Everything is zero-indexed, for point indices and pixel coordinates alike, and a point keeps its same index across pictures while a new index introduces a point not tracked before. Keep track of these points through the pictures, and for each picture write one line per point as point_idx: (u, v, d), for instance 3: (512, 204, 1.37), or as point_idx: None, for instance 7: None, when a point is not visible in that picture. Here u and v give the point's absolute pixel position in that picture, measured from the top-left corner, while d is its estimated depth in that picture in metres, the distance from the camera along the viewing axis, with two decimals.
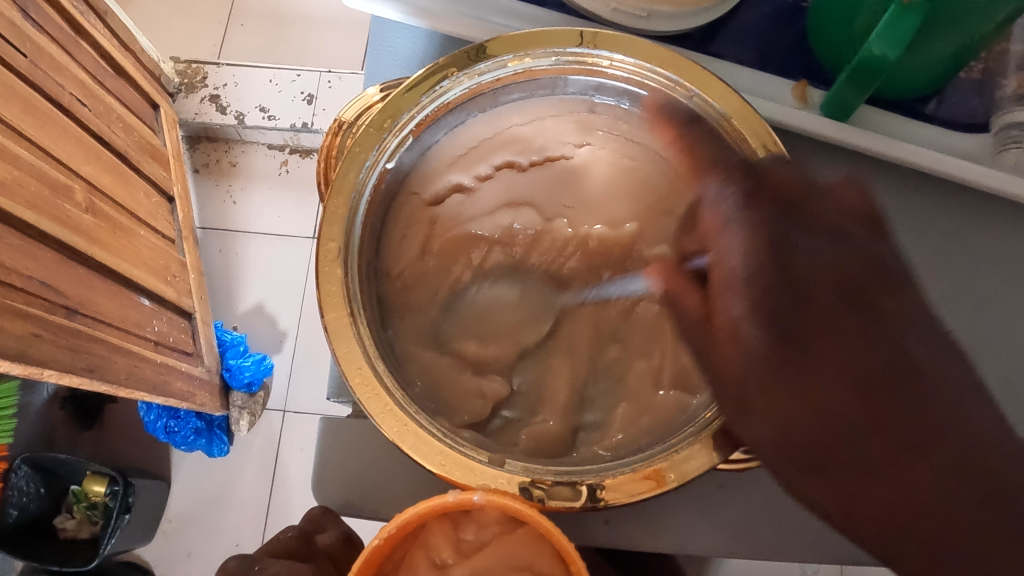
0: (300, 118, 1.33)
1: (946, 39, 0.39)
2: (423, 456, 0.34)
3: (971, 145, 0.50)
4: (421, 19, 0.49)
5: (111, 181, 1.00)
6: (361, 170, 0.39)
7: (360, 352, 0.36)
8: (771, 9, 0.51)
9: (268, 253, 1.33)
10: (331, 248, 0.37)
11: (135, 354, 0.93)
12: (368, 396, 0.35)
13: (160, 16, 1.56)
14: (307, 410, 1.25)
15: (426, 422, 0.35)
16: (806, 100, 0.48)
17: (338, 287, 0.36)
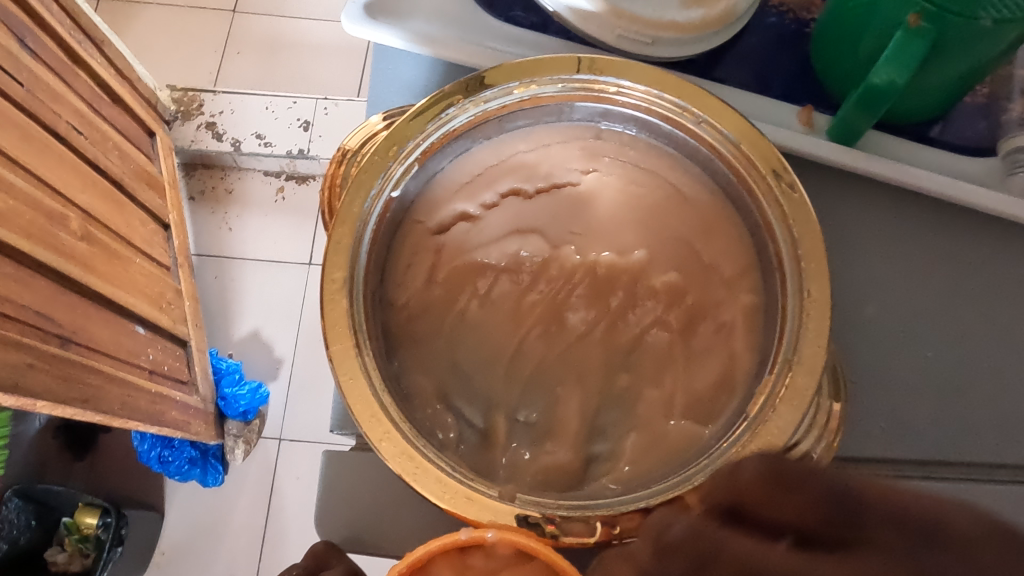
0: (297, 144, 1.34)
1: (955, 63, 0.39)
2: (431, 490, 0.34)
3: (978, 169, 0.49)
4: (424, 46, 0.49)
5: (106, 208, 1.00)
6: (364, 198, 0.38)
7: (366, 383, 0.35)
8: (772, 35, 0.51)
9: (265, 280, 1.32)
10: (335, 277, 0.36)
11: (129, 383, 0.92)
12: (373, 428, 0.34)
13: (157, 44, 1.56)
14: (304, 438, 1.23)
15: (433, 455, 0.35)
16: (812, 126, 0.49)
17: (344, 317, 0.36)
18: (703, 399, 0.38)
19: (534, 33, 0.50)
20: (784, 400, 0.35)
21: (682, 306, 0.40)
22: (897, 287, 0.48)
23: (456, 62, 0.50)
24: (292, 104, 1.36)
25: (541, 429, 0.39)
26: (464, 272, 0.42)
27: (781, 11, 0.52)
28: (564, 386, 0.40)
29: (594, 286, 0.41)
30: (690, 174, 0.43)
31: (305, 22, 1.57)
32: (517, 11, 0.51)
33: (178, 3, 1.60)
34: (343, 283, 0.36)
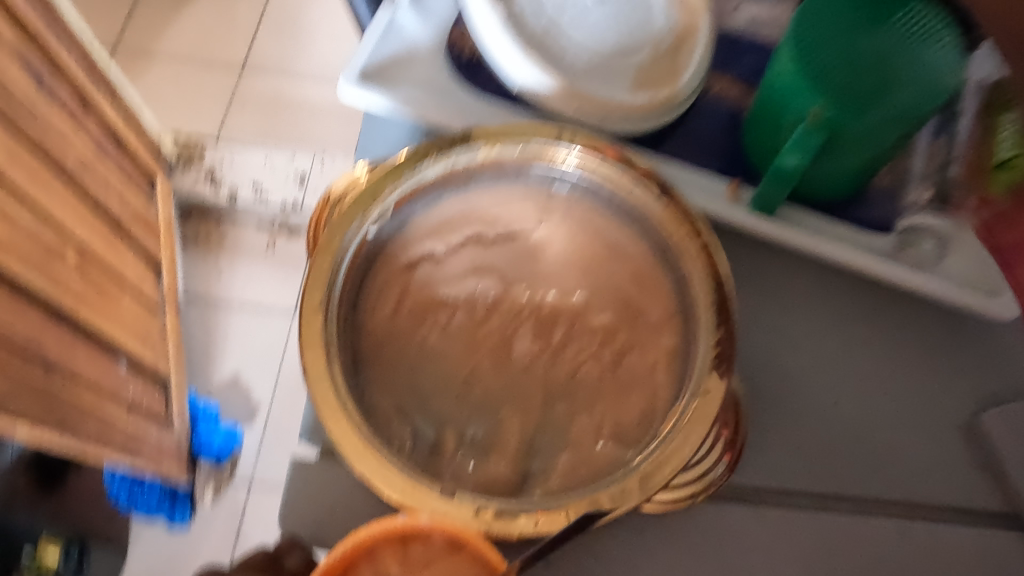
0: (291, 197, 1.39)
1: (851, 155, 0.45)
2: (385, 480, 0.38)
3: (886, 244, 0.52)
4: (408, 110, 0.55)
5: (102, 246, 1.03)
6: (351, 235, 0.43)
7: (335, 391, 0.39)
8: (716, 115, 0.57)
9: (247, 325, 1.35)
10: (314, 301, 0.41)
11: (108, 417, 0.94)
12: (338, 427, 0.38)
13: (165, 95, 1.63)
14: (273, 484, 1.24)
15: (387, 453, 0.38)
16: (738, 199, 0.53)
17: (317, 332, 0.40)
18: (626, 428, 0.42)
19: (507, 105, 0.55)
20: (692, 423, 0.39)
21: (617, 345, 0.45)
22: (804, 342, 0.51)
23: (434, 125, 0.56)
24: (289, 159, 1.42)
25: (485, 445, 0.43)
26: (424, 307, 0.46)
27: (722, 100, 0.57)
28: (507, 411, 0.43)
29: (537, 325, 0.45)
30: (628, 234, 0.47)
31: (309, 84, 1.65)
32: (490, 84, 0.56)
33: (188, 59, 1.67)
34: (321, 306, 0.40)
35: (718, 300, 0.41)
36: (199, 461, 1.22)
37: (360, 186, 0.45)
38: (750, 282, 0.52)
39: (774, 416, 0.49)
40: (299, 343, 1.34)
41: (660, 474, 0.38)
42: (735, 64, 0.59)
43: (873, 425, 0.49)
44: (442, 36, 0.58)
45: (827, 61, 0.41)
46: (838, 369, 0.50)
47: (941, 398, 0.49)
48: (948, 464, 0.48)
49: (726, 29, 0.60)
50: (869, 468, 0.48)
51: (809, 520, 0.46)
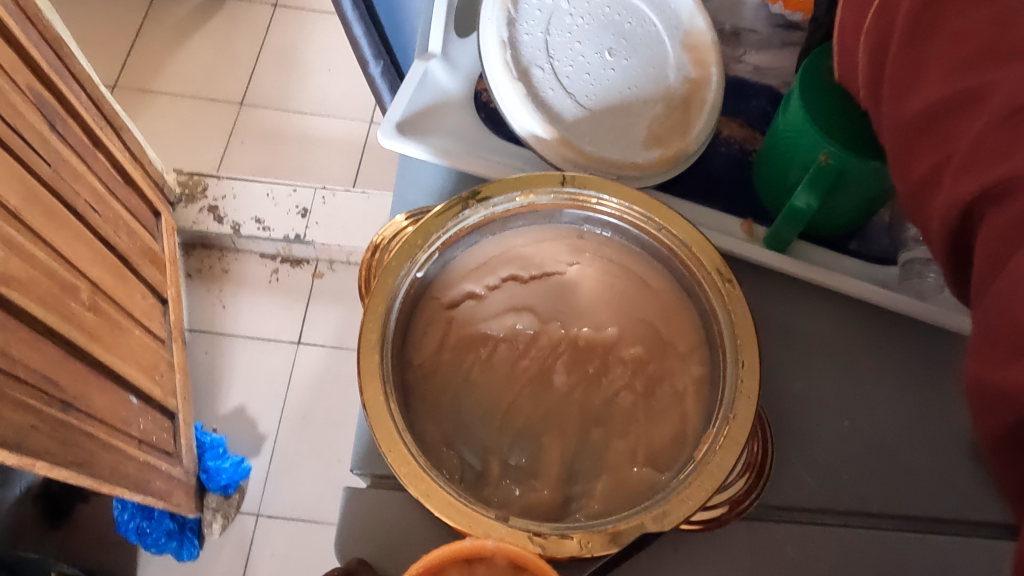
0: (294, 229, 1.41)
1: (855, 195, 0.47)
2: (440, 504, 0.39)
3: (885, 274, 0.55)
4: (443, 159, 0.57)
5: (113, 282, 1.05)
6: (405, 281, 0.45)
7: (392, 421, 0.41)
8: (726, 154, 0.60)
9: (252, 357, 1.37)
10: (372, 337, 0.43)
11: (120, 450, 0.95)
12: (396, 458, 0.40)
13: (167, 131, 1.66)
14: (282, 515, 1.25)
15: (442, 481, 0.40)
16: (752, 235, 0.55)
17: (377, 368, 0.42)
18: (659, 451, 0.45)
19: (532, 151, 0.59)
20: (724, 448, 0.41)
21: (645, 375, 0.47)
22: (817, 366, 0.53)
23: (468, 172, 0.58)
24: (291, 192, 1.45)
25: (528, 470, 0.44)
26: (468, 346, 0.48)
27: (730, 142, 0.60)
28: (547, 436, 0.45)
29: (573, 355, 0.47)
30: (653, 269, 0.50)
31: (310, 118, 1.69)
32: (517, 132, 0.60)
33: (189, 95, 1.70)
34: (378, 343, 0.42)
35: (742, 332, 0.44)
36: (207, 492, 1.23)
37: (406, 233, 0.47)
38: (762, 310, 0.54)
39: (792, 437, 0.50)
40: (306, 374, 1.36)
41: (698, 494, 0.40)
42: (740, 108, 0.62)
43: (887, 446, 0.50)
44: (471, 85, 0.62)
45: (827, 114, 0.46)
46: (851, 390, 0.52)
47: (951, 419, 0.51)
48: (957, 481, 0.49)
49: (730, 73, 0.63)
50: (884, 486, 0.49)
51: (827, 534, 0.48)
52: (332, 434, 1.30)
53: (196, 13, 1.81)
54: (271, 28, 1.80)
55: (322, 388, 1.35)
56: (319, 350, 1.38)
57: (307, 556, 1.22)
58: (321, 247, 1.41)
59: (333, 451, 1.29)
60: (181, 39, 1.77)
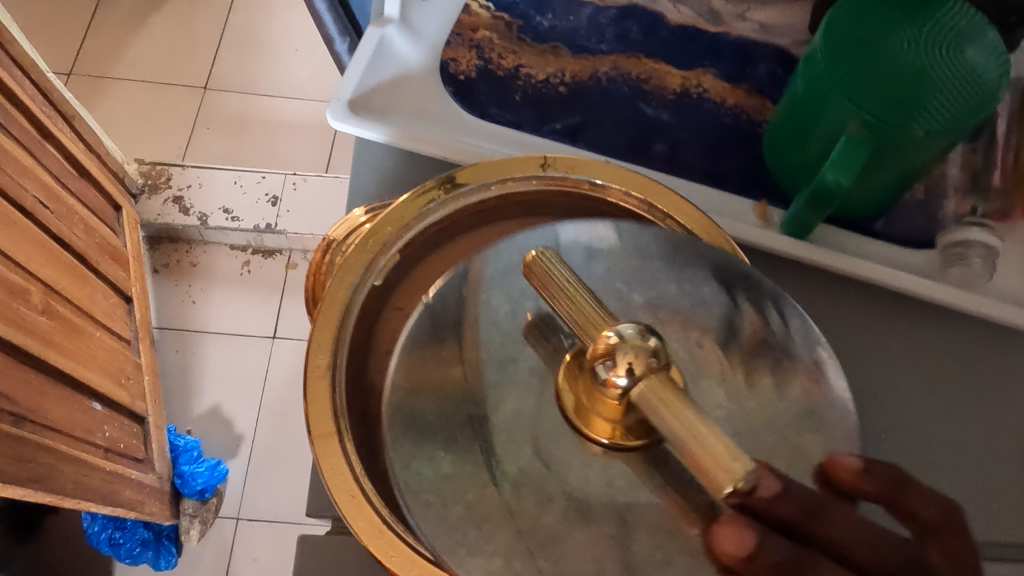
0: (264, 218, 1.34)
1: (890, 167, 0.42)
2: (408, 571, 0.33)
3: (920, 261, 0.49)
4: (404, 144, 0.52)
5: (69, 282, 0.98)
6: (358, 290, 0.40)
7: (347, 467, 0.35)
8: (730, 126, 0.54)
9: (227, 355, 1.31)
10: (318, 364, 0.37)
11: (83, 462, 0.89)
12: (352, 508, 0.34)
13: (127, 119, 1.58)
14: (263, 517, 1.20)
15: (411, 537, 0.34)
16: (767, 220, 0.50)
17: (326, 400, 0.36)
18: None
19: (510, 130, 0.53)
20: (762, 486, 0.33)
21: None
22: (848, 360, 0.48)
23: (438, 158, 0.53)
24: (260, 179, 1.38)
25: None
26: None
27: (736, 113, 0.54)
28: None
29: None
30: None
31: (279, 101, 1.61)
32: (491, 107, 0.54)
33: (150, 81, 1.62)
34: (327, 369, 0.37)
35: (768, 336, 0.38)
36: (183, 497, 1.16)
37: (364, 229, 0.42)
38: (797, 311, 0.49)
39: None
40: (283, 370, 1.30)
41: None
42: (746, 74, 0.55)
43: (932, 445, 0.45)
44: (437, 54, 0.57)
45: (857, 65, 0.39)
46: (887, 384, 0.47)
47: (995, 413, 0.46)
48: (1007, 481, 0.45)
49: (733, 31, 0.58)
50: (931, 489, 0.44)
51: None
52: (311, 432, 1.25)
53: None
54: (234, 8, 1.72)
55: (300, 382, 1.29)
56: (295, 343, 1.32)
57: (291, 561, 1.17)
58: (294, 236, 1.35)
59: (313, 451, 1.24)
60: (138, 21, 1.69)
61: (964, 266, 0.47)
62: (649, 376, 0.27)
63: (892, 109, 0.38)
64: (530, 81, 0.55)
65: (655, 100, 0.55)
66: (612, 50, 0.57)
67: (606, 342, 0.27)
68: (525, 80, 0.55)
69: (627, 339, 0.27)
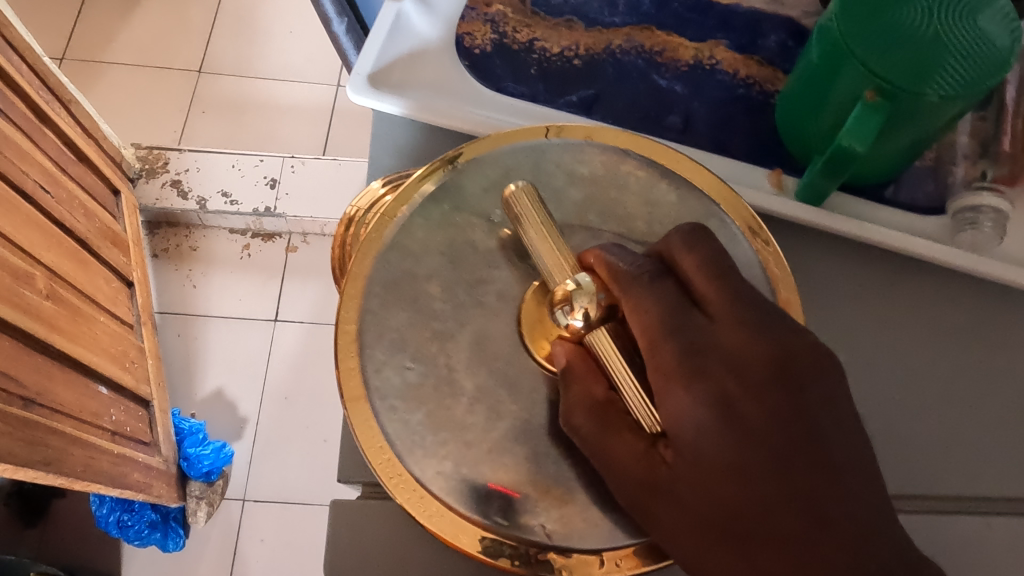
0: (263, 202, 1.34)
1: (904, 134, 0.42)
2: (441, 524, 0.35)
3: (932, 227, 0.50)
4: (417, 116, 0.52)
5: (71, 267, 0.99)
6: (384, 259, 0.41)
7: (377, 427, 0.37)
8: (743, 101, 0.54)
9: (229, 338, 1.31)
10: (350, 328, 0.39)
11: (92, 445, 0.90)
12: (384, 466, 0.36)
13: (122, 103, 1.57)
14: (268, 499, 1.21)
15: (449, 498, 0.36)
16: (782, 187, 0.51)
17: (356, 369, 0.38)
18: None
19: (526, 103, 0.54)
20: None
21: None
22: (867, 330, 0.49)
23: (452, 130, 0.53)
24: (258, 162, 1.38)
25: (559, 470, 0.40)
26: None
27: (749, 83, 0.55)
28: None
29: None
30: None
31: (275, 84, 1.60)
32: (508, 81, 0.55)
33: (144, 65, 1.61)
34: (357, 333, 0.39)
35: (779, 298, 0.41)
36: (190, 479, 1.17)
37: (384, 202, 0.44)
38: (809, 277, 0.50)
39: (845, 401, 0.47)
40: (286, 353, 1.31)
41: None
42: (755, 45, 0.56)
43: (936, 409, 0.47)
44: (453, 30, 0.57)
45: (879, 34, 0.39)
46: (903, 352, 0.48)
47: (1005, 379, 0.48)
48: (1012, 446, 0.46)
49: (739, 4, 0.58)
50: (945, 452, 0.46)
51: None
52: (316, 413, 1.26)
53: None
54: None
55: (302, 365, 1.30)
56: (297, 326, 1.33)
57: (297, 540, 1.19)
58: (293, 219, 1.35)
59: (317, 431, 1.25)
60: (130, 5, 1.68)
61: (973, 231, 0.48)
62: (602, 321, 0.36)
63: (913, 77, 0.39)
64: (545, 55, 0.56)
65: (668, 72, 0.55)
66: (625, 23, 0.57)
67: (565, 290, 0.36)
68: (540, 54, 0.56)
69: (582, 290, 0.36)
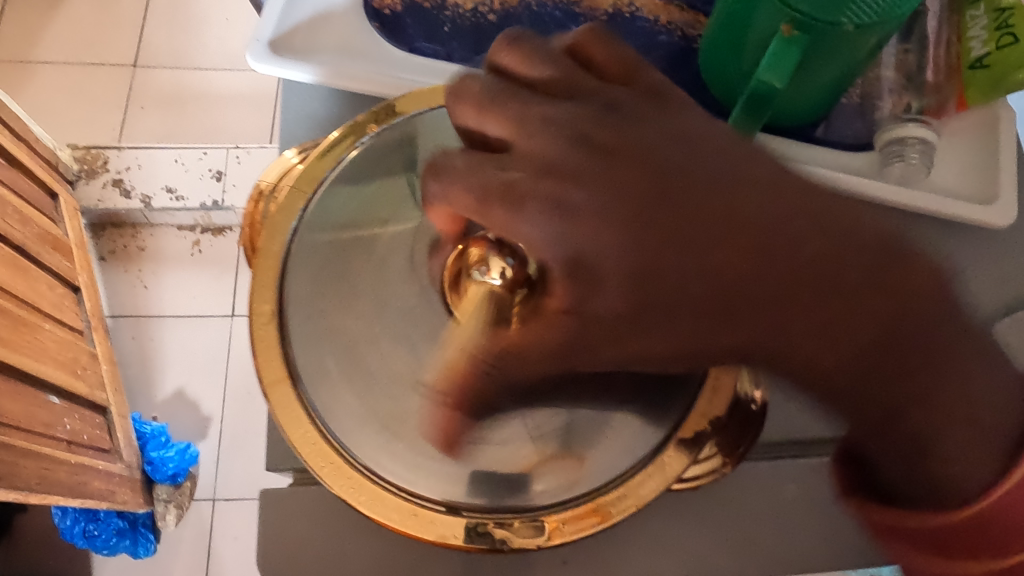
0: (210, 195, 1.31)
1: (824, 69, 0.42)
2: (379, 510, 0.39)
3: (862, 164, 0.50)
4: (328, 81, 0.51)
5: (9, 275, 0.95)
6: (298, 236, 0.45)
7: (304, 413, 0.41)
8: (665, 53, 0.53)
9: (186, 337, 1.28)
10: (264, 310, 0.43)
11: (46, 456, 0.87)
12: (320, 459, 0.40)
13: (55, 104, 1.51)
14: (239, 496, 1.19)
15: (386, 481, 0.40)
16: None
17: (276, 355, 0.42)
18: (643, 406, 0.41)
19: (439, 61, 0.52)
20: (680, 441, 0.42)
21: None
22: None
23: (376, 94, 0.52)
24: (202, 155, 1.34)
25: None
26: None
27: (671, 29, 0.54)
28: None
29: None
30: None
31: (213, 73, 1.56)
32: (420, 40, 0.53)
33: (75, 62, 1.56)
34: (272, 315, 0.43)
35: None
36: (156, 484, 1.15)
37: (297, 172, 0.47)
38: None
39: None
40: (245, 348, 1.28)
41: (663, 475, 0.41)
42: None
43: None
44: None
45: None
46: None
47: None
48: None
49: None
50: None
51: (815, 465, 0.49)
52: None
53: None
54: None
55: None
56: None
57: None
58: (242, 211, 1.32)
59: None
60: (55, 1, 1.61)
61: (903, 163, 0.48)
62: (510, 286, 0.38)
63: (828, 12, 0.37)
64: (458, 10, 0.54)
65: (587, 20, 0.54)
66: None
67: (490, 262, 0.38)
68: (452, 11, 0.54)
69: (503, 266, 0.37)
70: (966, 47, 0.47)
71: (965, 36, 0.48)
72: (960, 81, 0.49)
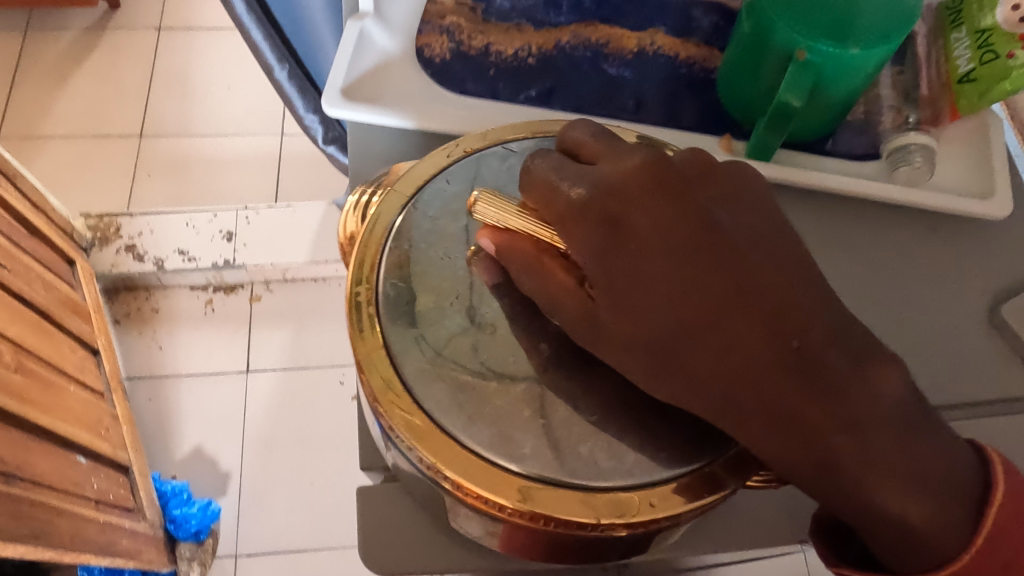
0: (221, 255, 1.34)
1: (838, 84, 0.46)
2: (464, 469, 0.35)
3: (872, 170, 0.53)
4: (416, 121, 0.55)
5: (36, 338, 0.98)
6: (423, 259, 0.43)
7: (391, 374, 0.38)
8: (688, 83, 0.58)
9: (202, 394, 1.30)
10: (361, 296, 0.41)
11: (77, 514, 0.88)
12: (402, 416, 0.37)
13: (65, 176, 1.56)
14: (261, 551, 1.19)
15: (473, 445, 0.36)
16: (732, 150, 0.54)
17: (365, 333, 0.39)
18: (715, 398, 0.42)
19: (489, 100, 0.57)
20: None
21: None
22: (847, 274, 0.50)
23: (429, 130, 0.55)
24: (212, 218, 1.38)
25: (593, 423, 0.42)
26: None
27: (690, 63, 0.58)
28: None
29: None
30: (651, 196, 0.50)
31: (218, 139, 1.61)
32: (469, 82, 0.57)
33: (83, 135, 1.60)
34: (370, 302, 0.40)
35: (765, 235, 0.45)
36: (179, 542, 1.16)
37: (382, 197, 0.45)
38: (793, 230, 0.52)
39: None
40: (261, 402, 1.30)
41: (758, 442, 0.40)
42: (690, 30, 0.60)
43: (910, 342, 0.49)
44: (413, 42, 0.60)
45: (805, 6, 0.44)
46: (880, 281, 0.50)
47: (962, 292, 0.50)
48: (983, 358, 0.48)
49: None
50: (926, 371, 0.47)
51: None
52: (300, 457, 1.26)
53: (73, 49, 1.70)
54: (158, 54, 1.71)
55: (279, 412, 1.29)
56: (269, 374, 1.32)
57: None
58: (253, 269, 1.35)
59: (303, 475, 1.24)
60: (61, 78, 1.67)
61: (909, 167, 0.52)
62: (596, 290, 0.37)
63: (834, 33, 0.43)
64: (501, 57, 0.58)
65: (616, 61, 0.58)
66: (570, 21, 0.60)
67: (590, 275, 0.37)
68: (496, 57, 0.58)
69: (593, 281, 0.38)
70: (955, 62, 0.51)
71: (952, 54, 0.52)
72: (951, 94, 0.53)
